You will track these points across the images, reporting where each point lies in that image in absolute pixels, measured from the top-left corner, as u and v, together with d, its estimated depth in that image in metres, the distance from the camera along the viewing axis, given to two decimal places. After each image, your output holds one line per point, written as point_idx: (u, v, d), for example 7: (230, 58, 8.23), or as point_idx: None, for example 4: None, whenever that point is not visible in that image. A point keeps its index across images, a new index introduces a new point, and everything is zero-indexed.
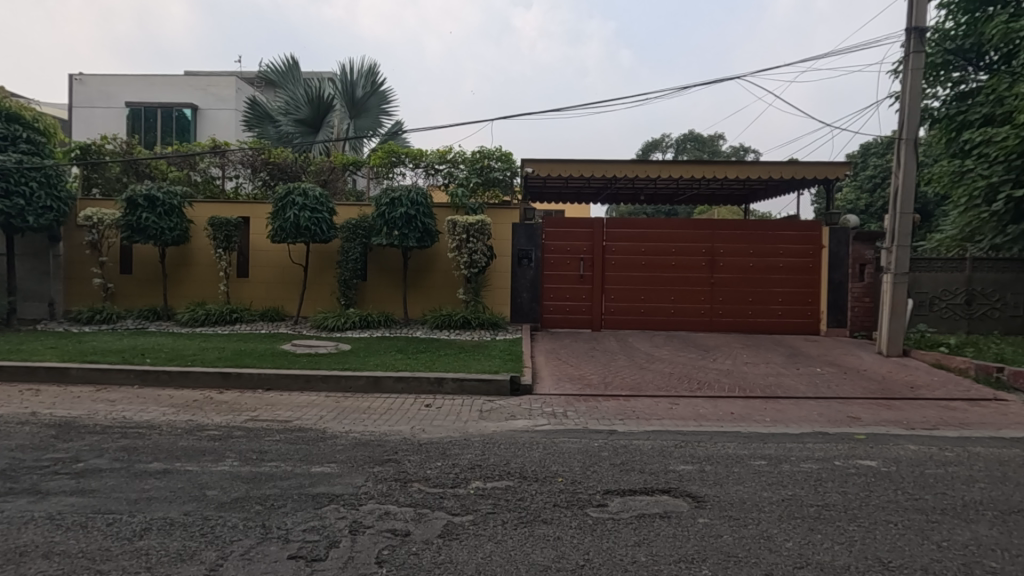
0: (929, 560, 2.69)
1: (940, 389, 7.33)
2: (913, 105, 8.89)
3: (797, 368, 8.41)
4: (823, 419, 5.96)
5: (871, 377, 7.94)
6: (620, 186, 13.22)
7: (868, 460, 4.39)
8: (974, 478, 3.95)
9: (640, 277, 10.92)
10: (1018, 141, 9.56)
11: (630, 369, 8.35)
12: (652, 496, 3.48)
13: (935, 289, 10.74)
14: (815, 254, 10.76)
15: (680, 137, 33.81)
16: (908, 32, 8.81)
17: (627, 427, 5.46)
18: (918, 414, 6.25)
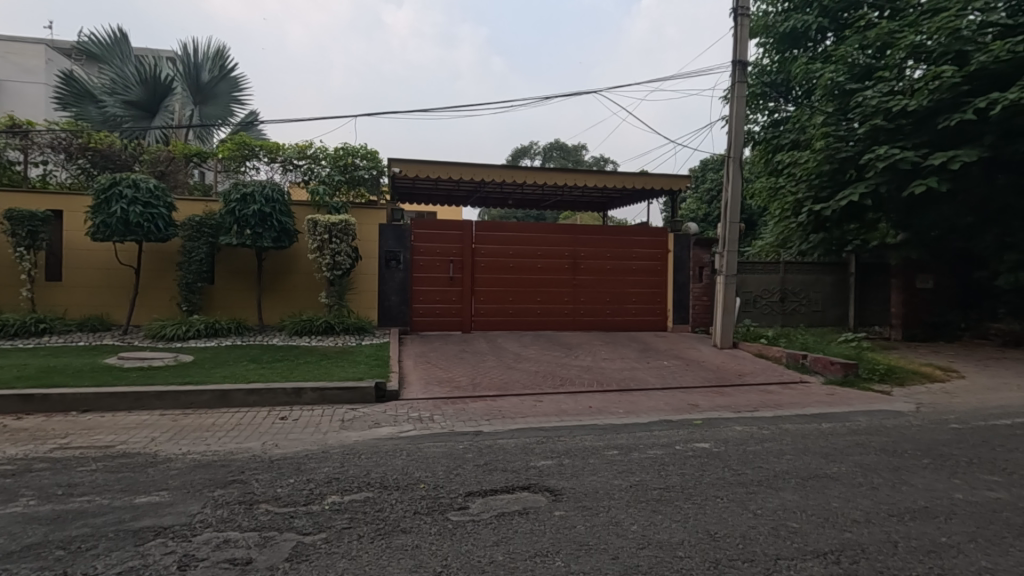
0: (747, 527, 3.05)
1: (761, 376, 8.44)
2: (738, 128, 10.17)
3: (648, 362, 9.18)
4: (668, 408, 6.56)
5: (708, 367, 8.92)
6: (489, 189, 13.45)
7: (703, 442, 4.91)
8: (783, 451, 4.61)
9: (508, 279, 11.18)
10: (815, 162, 11.22)
11: (498, 369, 8.50)
12: (512, 494, 3.56)
13: (757, 288, 12.39)
14: (663, 258, 11.83)
15: (547, 145, 35.43)
16: (733, 64, 10.07)
17: (493, 427, 5.55)
18: (743, 398, 7.15)
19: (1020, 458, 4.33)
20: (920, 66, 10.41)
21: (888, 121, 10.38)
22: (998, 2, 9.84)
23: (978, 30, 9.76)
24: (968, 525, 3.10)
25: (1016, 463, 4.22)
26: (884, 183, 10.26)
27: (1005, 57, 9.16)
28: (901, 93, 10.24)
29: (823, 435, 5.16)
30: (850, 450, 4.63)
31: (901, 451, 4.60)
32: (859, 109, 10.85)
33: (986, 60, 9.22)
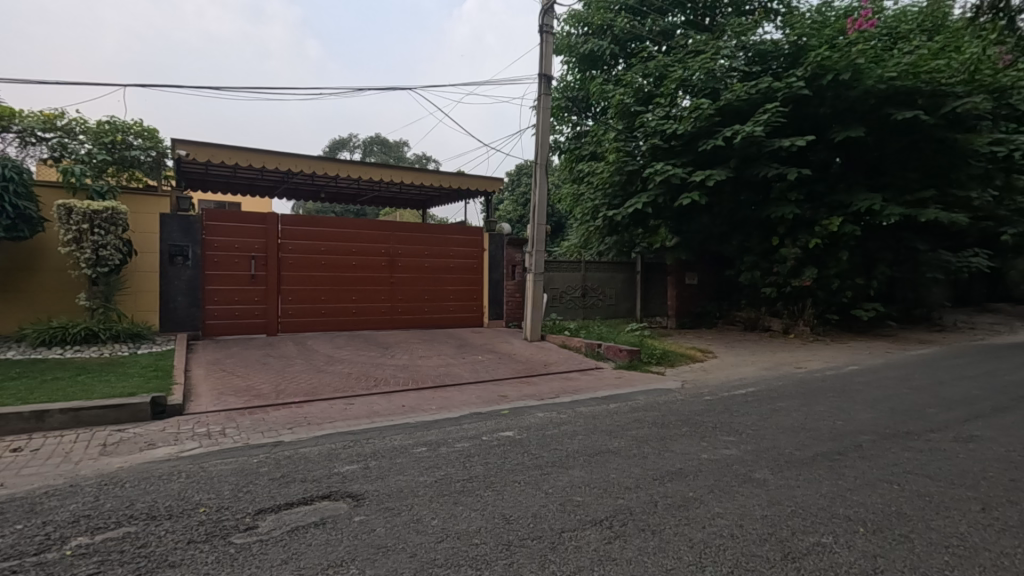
0: (539, 506, 3.30)
1: (564, 365, 9.23)
2: (544, 137, 10.95)
3: (463, 357, 9.42)
4: (479, 401, 6.81)
5: (519, 359, 9.47)
6: (297, 181, 12.47)
7: (508, 431, 5.19)
8: (576, 432, 5.10)
9: (320, 277, 10.54)
10: (609, 173, 12.65)
11: (306, 373, 7.96)
12: (310, 505, 3.34)
13: (562, 285, 13.51)
14: (478, 257, 12.22)
15: (367, 139, 34.25)
16: (540, 77, 10.81)
17: (296, 435, 5.17)
18: (547, 387, 7.74)
19: (748, 420, 5.39)
20: (686, 97, 12.37)
21: (663, 141, 12.12)
22: (739, 51, 12.13)
23: (726, 72, 11.93)
24: (709, 479, 3.76)
25: (745, 424, 5.24)
26: (661, 194, 11.99)
27: (744, 97, 11.35)
28: (672, 118, 12.05)
29: (609, 414, 5.83)
30: (630, 425, 5.30)
31: (667, 422, 5.40)
32: (642, 129, 12.50)
33: (731, 98, 11.32)
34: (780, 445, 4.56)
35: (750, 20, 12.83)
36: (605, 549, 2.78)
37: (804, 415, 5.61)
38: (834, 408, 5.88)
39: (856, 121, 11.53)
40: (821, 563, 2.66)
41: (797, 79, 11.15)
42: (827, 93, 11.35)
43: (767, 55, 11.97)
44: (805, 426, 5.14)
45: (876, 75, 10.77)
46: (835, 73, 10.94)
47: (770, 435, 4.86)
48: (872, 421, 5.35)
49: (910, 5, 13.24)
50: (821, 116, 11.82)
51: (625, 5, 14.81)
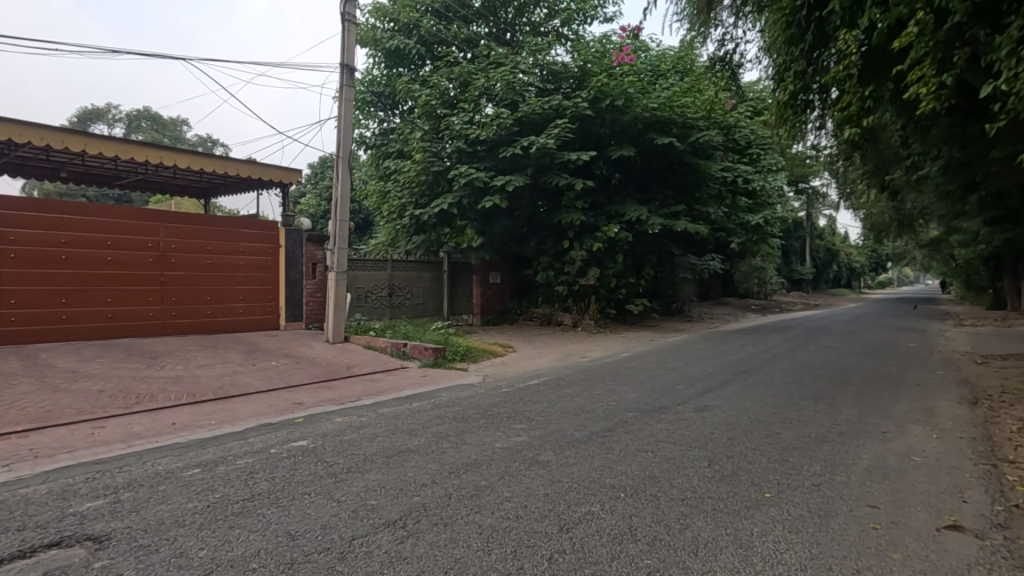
0: (329, 516, 3.14)
1: (367, 366, 8.95)
2: (347, 129, 10.46)
3: (253, 363, 8.53)
4: (270, 410, 6.24)
5: (319, 363, 8.92)
6: (25, 154, 9.93)
7: (300, 440, 4.84)
8: (375, 434, 4.98)
9: (60, 275, 8.56)
10: (416, 172, 12.63)
11: (36, 394, 6.38)
12: (29, 559, 2.68)
13: (368, 284, 13.01)
14: (273, 254, 11.13)
15: (132, 113, 28.97)
16: (341, 67, 10.30)
17: (15, 474, 4.10)
18: (348, 390, 7.44)
19: (539, 408, 5.87)
20: (489, 104, 12.96)
21: (467, 145, 12.54)
22: (535, 68, 13.14)
23: (524, 86, 12.81)
24: (500, 467, 3.99)
25: (535, 412, 5.70)
26: (466, 196, 12.37)
27: (538, 111, 12.32)
28: (475, 124, 12.53)
29: (411, 413, 5.82)
30: (430, 422, 5.36)
31: (466, 416, 5.59)
32: (447, 132, 12.75)
33: (528, 111, 12.20)
34: (563, 428, 5.05)
35: (544, 41, 13.95)
36: (396, 550, 2.76)
37: (585, 398, 6.30)
38: (609, 390, 6.73)
39: (628, 143, 13.35)
40: (589, 529, 3.01)
41: (582, 100, 12.46)
42: (606, 116, 12.88)
43: (559, 75, 13.18)
44: (584, 409, 5.78)
45: (642, 104, 12.67)
46: (612, 99, 12.49)
47: (556, 419, 5.35)
48: (636, 399, 6.24)
49: (668, 49, 15.72)
50: (601, 135, 13.39)
51: (430, 8, 14.94)
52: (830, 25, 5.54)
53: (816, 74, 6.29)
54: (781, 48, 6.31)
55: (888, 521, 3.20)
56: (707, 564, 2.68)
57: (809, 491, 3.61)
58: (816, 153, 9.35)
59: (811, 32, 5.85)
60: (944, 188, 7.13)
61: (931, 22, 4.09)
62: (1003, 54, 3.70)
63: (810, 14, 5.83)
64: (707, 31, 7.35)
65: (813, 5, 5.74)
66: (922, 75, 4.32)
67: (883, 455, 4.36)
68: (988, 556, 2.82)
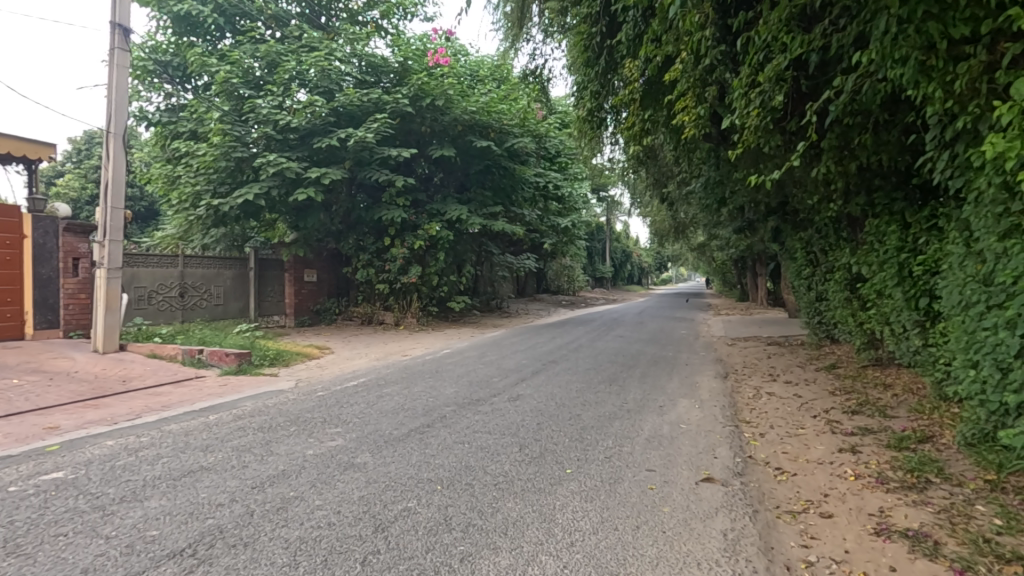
0: (93, 557, 2.66)
1: (150, 378, 7.70)
2: (120, 100, 8.84)
3: None
4: (9, 440, 5.01)
5: (82, 378, 7.42)
6: None
7: (54, 472, 3.97)
8: (159, 455, 4.32)
9: None
10: (213, 157, 11.21)
11: None
12: None
13: (153, 283, 11.13)
14: (15, 246, 8.85)
15: None
16: (112, 25, 8.68)
17: None
18: (124, 407, 6.33)
19: (356, 410, 5.67)
20: (300, 90, 12.08)
21: (276, 132, 11.54)
22: (352, 58, 12.62)
23: (341, 75, 12.21)
24: (311, 475, 3.77)
25: (352, 414, 5.50)
26: (274, 187, 11.37)
27: (357, 103, 11.85)
28: (286, 110, 11.58)
29: (206, 428, 5.16)
30: (230, 435, 4.83)
31: (274, 425, 5.16)
32: (252, 115, 11.56)
33: (344, 101, 11.65)
34: (381, 427, 4.96)
35: (363, 31, 13.45)
36: None
37: (404, 397, 6.27)
38: (428, 387, 6.78)
39: (449, 143, 13.57)
40: (405, 526, 3.01)
41: (402, 96, 12.29)
42: (427, 114, 12.90)
43: (378, 69, 12.86)
44: (403, 407, 5.75)
45: (461, 107, 12.98)
46: (432, 98, 12.55)
47: (374, 420, 5.23)
48: (455, 394, 6.40)
49: (485, 57, 16.35)
50: (422, 133, 13.41)
51: None
52: (619, 54, 6.32)
53: (609, 96, 7.11)
54: (581, 68, 7.01)
55: (661, 481, 3.77)
56: (516, 541, 2.88)
57: (602, 463, 4.09)
58: (611, 165, 10.55)
59: (604, 57, 6.60)
60: (704, 201, 8.61)
61: (692, 62, 4.92)
62: (739, 95, 4.61)
63: (603, 42, 6.56)
64: (518, 43, 7.84)
65: (605, 33, 6.49)
66: (686, 105, 5.17)
67: (659, 426, 5.13)
68: (730, 499, 3.51)
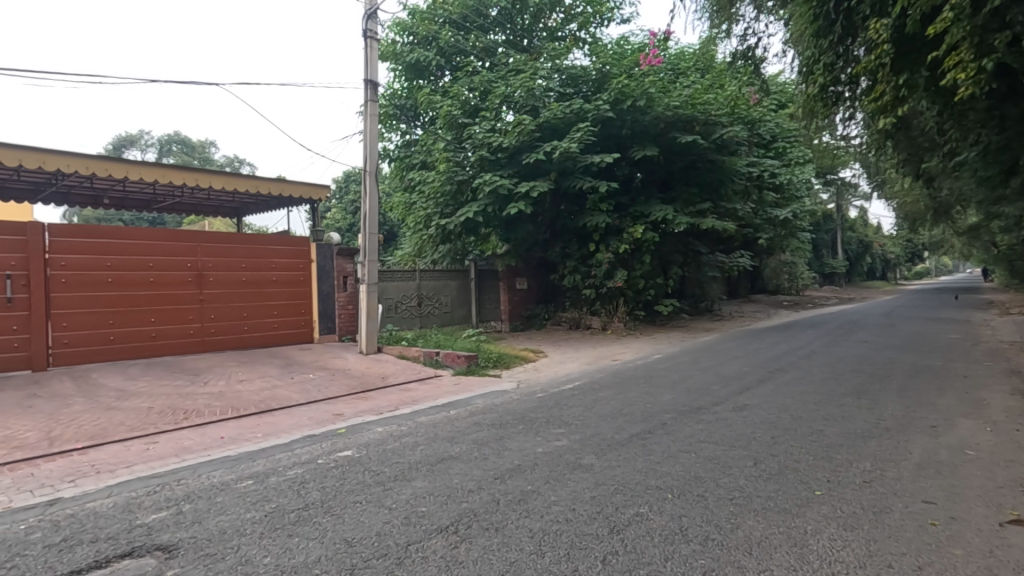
0: (382, 524, 3.22)
1: (401, 376, 9.07)
2: (373, 143, 10.64)
3: (291, 377, 8.68)
4: (312, 422, 6.38)
5: (354, 374, 9.08)
6: (69, 183, 10.30)
7: (345, 451, 4.94)
8: (417, 443, 5.06)
9: (106, 297, 8.69)
10: (440, 182, 12.77)
11: (89, 413, 6.48)
12: (106, 569, 2.86)
13: (398, 295, 13.09)
14: (305, 268, 11.21)
15: (164, 138, 31.11)
16: (366, 82, 10.52)
17: (79, 490, 4.28)
18: (385, 400, 7.56)
19: (576, 412, 5.88)
20: (510, 112, 13.07)
21: (490, 153, 12.58)
22: (554, 73, 13.17)
23: (544, 92, 12.85)
24: (544, 471, 4.02)
25: (573, 416, 5.72)
26: (490, 204, 12.43)
27: (560, 116, 12.32)
28: (498, 132, 12.60)
29: (449, 421, 5.88)
30: (469, 429, 5.43)
31: (504, 422, 5.64)
32: (470, 141, 12.88)
33: (549, 116, 12.23)
34: (602, 431, 5.06)
35: (563, 46, 14.02)
36: (451, 554, 2.83)
37: (620, 401, 6.30)
38: (643, 393, 6.70)
39: (651, 142, 13.30)
40: (640, 531, 3.02)
41: (604, 102, 12.42)
42: (627, 117, 12.83)
43: (578, 79, 13.15)
44: (621, 412, 5.78)
45: (663, 103, 12.57)
46: (633, 100, 12.42)
47: (594, 423, 5.37)
48: (673, 401, 6.22)
49: (686, 47, 15.62)
50: (622, 137, 13.37)
51: (448, 19, 15.22)
52: (859, 15, 5.49)
53: (846, 66, 6.20)
54: (808, 40, 6.26)
55: (946, 517, 3.12)
56: (763, 563, 2.67)
57: (860, 488, 3.55)
58: (846, 143, 9.17)
59: (840, 22, 5.80)
60: (982, 173, 6.96)
61: (968, 7, 4.03)
62: None
63: (838, 5, 5.79)
64: (729, 27, 7.37)
65: None
66: (960, 61, 4.25)
67: (934, 450, 4.26)
68: None
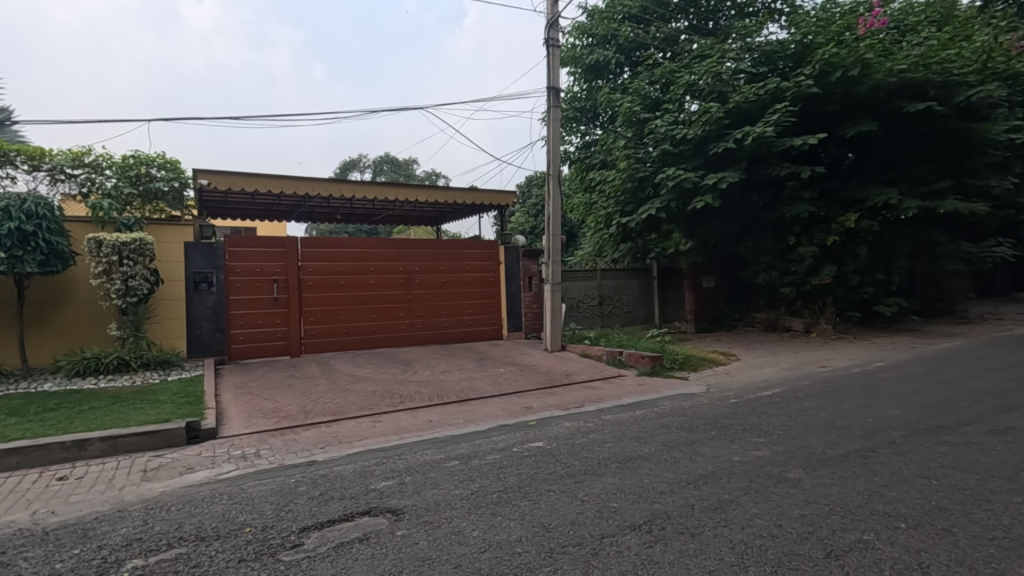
0: (576, 514, 3.33)
1: (585, 374, 9.24)
2: (555, 148, 11.00)
3: (485, 370, 9.43)
4: (505, 413, 6.85)
5: (540, 370, 9.50)
6: (313, 204, 12.60)
7: (537, 442, 5.22)
8: (605, 440, 5.12)
9: (339, 297, 10.39)
10: (621, 180, 12.64)
11: (331, 392, 7.83)
12: (352, 521, 3.46)
13: (580, 294, 13.34)
14: (494, 270, 12.06)
15: (377, 160, 36.15)
16: (548, 89, 10.93)
17: (328, 455, 5.23)
18: (571, 396, 7.78)
19: (777, 421, 5.37)
20: (694, 101, 12.43)
21: (674, 146, 12.07)
22: (745, 53, 12.12)
23: (733, 75, 11.95)
24: (743, 481, 3.76)
25: (775, 425, 5.23)
26: (674, 200, 11.94)
27: (753, 98, 11.32)
28: (681, 123, 12.06)
29: (636, 421, 5.83)
30: (657, 431, 5.32)
31: (695, 426, 5.40)
32: (651, 136, 12.55)
33: (740, 100, 11.32)
34: (811, 444, 4.55)
35: (755, 21, 12.87)
36: (646, 553, 2.82)
37: (833, 413, 5.58)
38: (862, 405, 5.84)
39: (867, 116, 11.51)
40: (864, 560, 2.67)
41: (805, 77, 11.11)
42: (836, 90, 11.29)
43: (774, 55, 11.92)
44: (834, 425, 5.13)
45: (885, 68, 10.72)
46: (843, 70, 10.89)
47: (800, 435, 4.85)
48: (902, 416, 5.31)
49: None
50: (830, 113, 11.79)
51: (627, 14, 15.04)
52: None
53: None
54: None
55: None
56: None
57: None
58: None
59: None
60: None
61: None
62: None
63: None
64: None
65: None
66: None
67: None
68: None
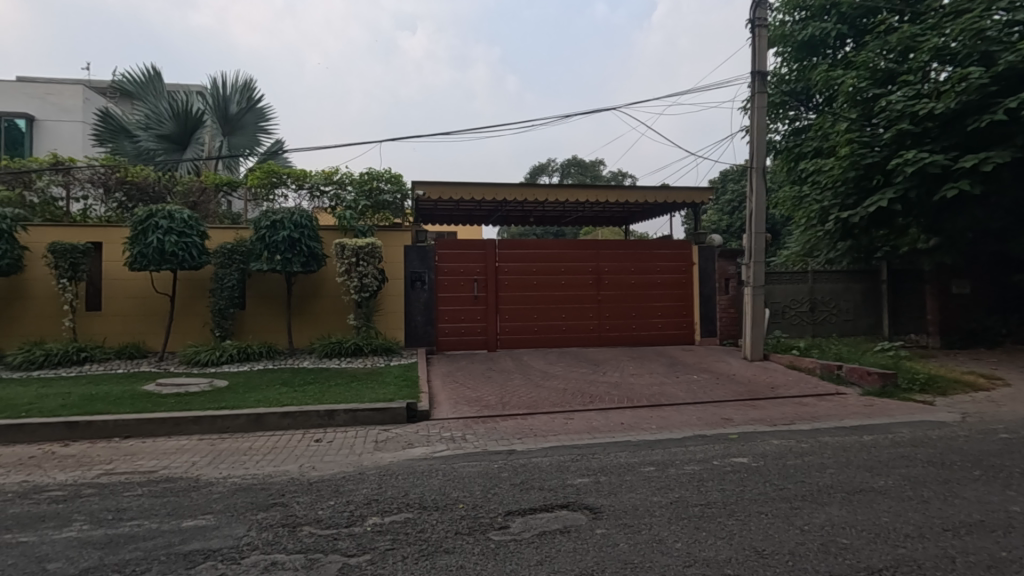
0: (795, 544, 2.99)
1: (795, 388, 8.26)
2: (760, 138, 10.04)
3: (677, 376, 9.04)
4: (701, 423, 6.47)
5: (739, 380, 8.77)
6: (510, 207, 13.42)
7: (741, 457, 4.82)
8: (826, 464, 4.51)
9: (532, 296, 10.89)
10: (840, 169, 10.93)
11: (525, 386, 8.25)
12: (552, 513, 3.58)
13: (786, 299, 12.02)
14: (687, 271, 11.47)
15: (565, 162, 37.03)
16: (753, 74, 10.04)
17: (525, 446, 5.51)
18: (778, 412, 7.03)
19: None
20: (945, 69, 10.30)
21: (915, 124, 10.08)
22: None
23: (1004, 30, 9.59)
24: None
25: None
26: (913, 188, 9.99)
27: None
28: (926, 96, 10.07)
29: (865, 448, 5.02)
30: (895, 462, 4.50)
31: (948, 463, 4.45)
32: (883, 114, 10.67)
33: (1016, 59, 9.03)
34: None
35: None
36: None
37: None
38: None
39: None
40: None
41: None
42: None
43: None
44: None
45: None
46: None
47: None
48: None
49: None
50: None
51: None
52: None
53: None
54: None
55: None
56: None
57: None
58: None
59: None
60: None
61: None
62: None
63: None
64: None
65: None
66: None
67: None
68: None
